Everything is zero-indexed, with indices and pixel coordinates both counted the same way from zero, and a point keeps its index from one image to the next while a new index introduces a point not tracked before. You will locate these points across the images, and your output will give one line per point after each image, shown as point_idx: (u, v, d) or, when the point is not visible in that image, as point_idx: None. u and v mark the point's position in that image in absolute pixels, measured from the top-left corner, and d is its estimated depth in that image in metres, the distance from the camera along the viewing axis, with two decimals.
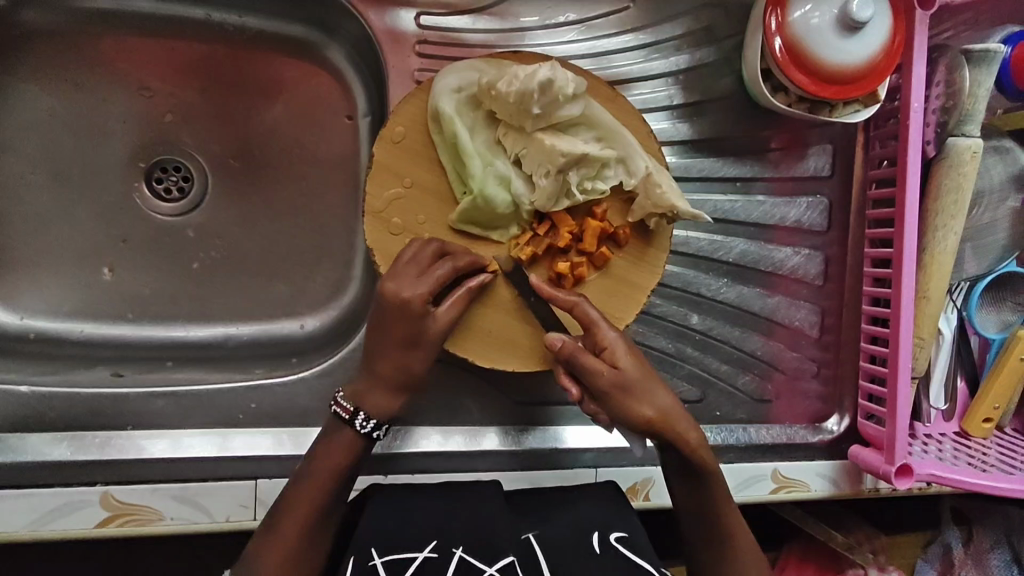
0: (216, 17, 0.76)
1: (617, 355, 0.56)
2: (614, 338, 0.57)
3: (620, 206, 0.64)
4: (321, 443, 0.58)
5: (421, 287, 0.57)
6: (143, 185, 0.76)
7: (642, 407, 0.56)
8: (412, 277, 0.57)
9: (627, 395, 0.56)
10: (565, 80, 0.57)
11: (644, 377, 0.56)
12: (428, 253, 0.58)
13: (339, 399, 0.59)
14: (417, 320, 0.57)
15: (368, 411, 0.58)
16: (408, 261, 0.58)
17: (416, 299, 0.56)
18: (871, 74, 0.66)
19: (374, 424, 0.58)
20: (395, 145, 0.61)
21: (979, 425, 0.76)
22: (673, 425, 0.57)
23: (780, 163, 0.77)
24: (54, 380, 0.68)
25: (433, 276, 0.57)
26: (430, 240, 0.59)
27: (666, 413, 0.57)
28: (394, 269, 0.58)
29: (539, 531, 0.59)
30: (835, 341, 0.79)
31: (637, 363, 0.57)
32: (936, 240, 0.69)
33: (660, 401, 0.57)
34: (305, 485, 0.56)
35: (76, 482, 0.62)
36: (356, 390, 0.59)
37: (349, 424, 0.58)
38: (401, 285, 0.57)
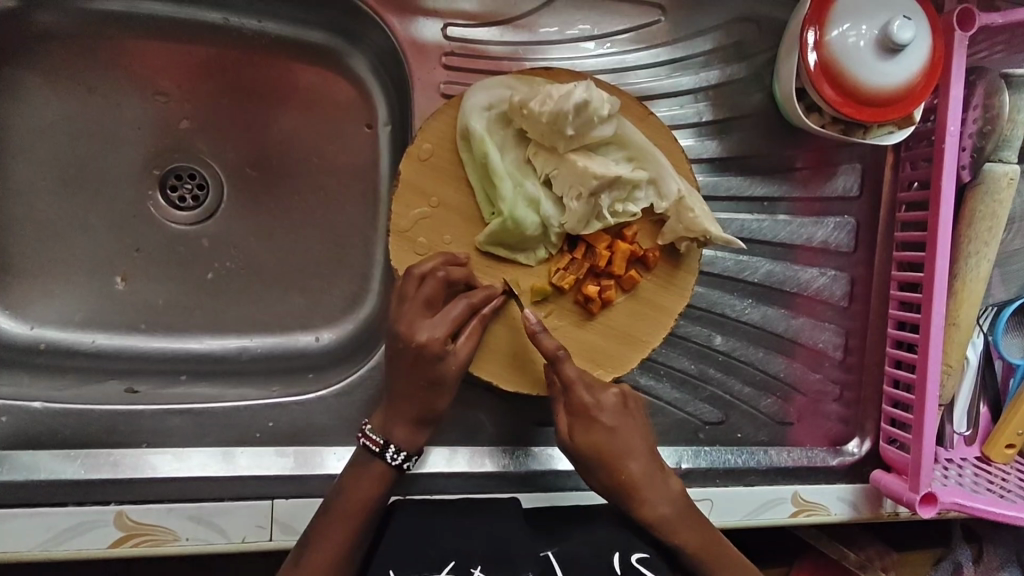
0: (234, 21, 0.74)
1: (582, 425, 0.56)
2: (588, 402, 0.56)
3: (650, 228, 0.62)
4: (348, 472, 0.58)
5: (436, 329, 0.55)
6: (157, 193, 0.74)
7: (601, 476, 0.57)
8: (428, 318, 0.55)
9: (590, 460, 0.56)
10: (600, 101, 0.56)
11: (609, 449, 0.56)
12: (438, 291, 0.56)
13: (367, 431, 0.59)
14: (436, 361, 0.55)
15: (398, 442, 0.58)
16: (421, 297, 0.55)
17: (432, 342, 0.55)
18: (908, 97, 0.65)
19: (405, 455, 0.58)
20: (423, 163, 0.60)
21: (1002, 452, 0.75)
22: (637, 497, 0.57)
23: (808, 183, 0.76)
24: (66, 395, 0.66)
25: (447, 317, 0.56)
26: (438, 275, 0.56)
27: (628, 486, 0.56)
28: (404, 309, 0.55)
29: (558, 548, 0.58)
30: (858, 363, 0.78)
31: (606, 433, 0.56)
32: (969, 266, 0.69)
33: (625, 472, 0.56)
34: (338, 503, 0.56)
35: (90, 501, 0.61)
36: (384, 422, 0.58)
37: (378, 456, 0.58)
38: (417, 329, 0.55)
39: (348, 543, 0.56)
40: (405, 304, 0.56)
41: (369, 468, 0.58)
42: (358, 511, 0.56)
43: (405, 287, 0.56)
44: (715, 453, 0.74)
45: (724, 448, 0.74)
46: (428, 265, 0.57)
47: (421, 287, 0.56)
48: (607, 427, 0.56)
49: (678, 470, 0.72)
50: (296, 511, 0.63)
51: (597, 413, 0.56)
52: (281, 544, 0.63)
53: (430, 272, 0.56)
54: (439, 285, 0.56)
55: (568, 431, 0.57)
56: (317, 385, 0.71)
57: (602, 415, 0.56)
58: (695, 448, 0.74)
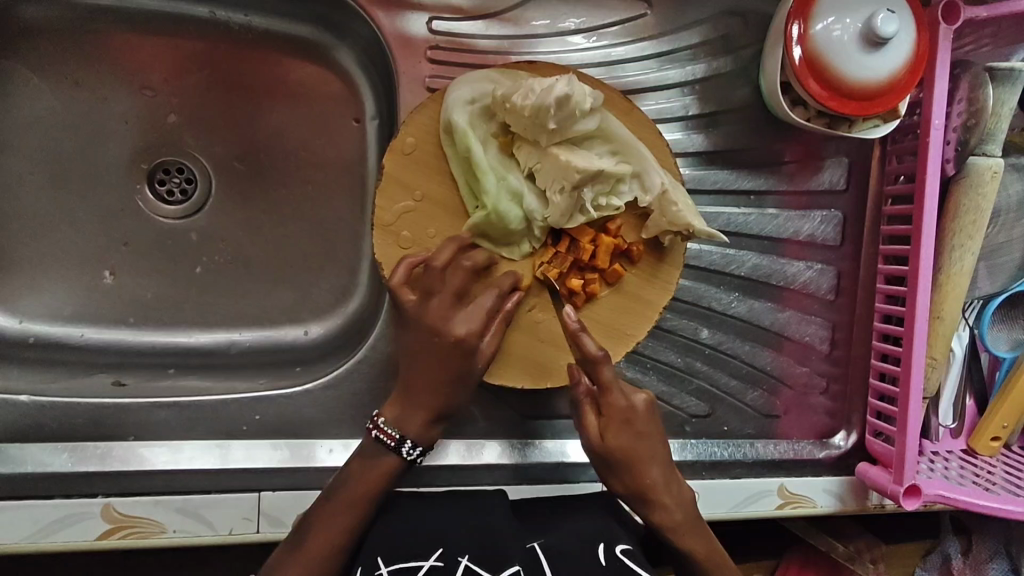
0: (220, 15, 0.74)
1: (611, 428, 0.56)
2: (623, 406, 0.57)
3: (634, 221, 0.62)
4: (359, 462, 0.57)
5: (472, 322, 0.57)
6: (145, 187, 0.74)
7: (623, 478, 0.57)
8: (461, 310, 0.57)
9: (613, 462, 0.56)
10: (582, 95, 0.56)
11: (634, 454, 0.56)
12: (466, 281, 0.57)
13: (381, 424, 0.58)
14: (468, 355, 0.57)
15: (414, 438, 0.57)
16: (451, 289, 0.57)
17: (468, 335, 0.56)
18: (892, 92, 0.65)
19: (420, 450, 0.58)
20: (406, 157, 0.60)
21: (987, 444, 0.76)
22: (654, 502, 0.56)
23: (795, 177, 0.76)
24: (54, 388, 0.67)
25: (481, 308, 0.57)
26: (466, 265, 0.57)
27: (648, 491, 0.56)
28: (435, 303, 0.56)
29: (544, 540, 0.57)
30: (845, 357, 0.78)
31: (634, 436, 0.56)
32: (952, 259, 0.69)
33: (648, 477, 0.56)
34: (331, 497, 0.57)
35: (77, 494, 0.61)
36: (399, 414, 0.58)
37: (394, 451, 0.57)
38: (451, 322, 0.56)
39: (340, 535, 0.55)
40: (433, 297, 0.56)
41: (356, 461, 0.57)
42: (350, 505, 0.56)
43: (430, 279, 0.56)
44: (701, 446, 0.74)
45: (710, 441, 0.75)
46: (448, 254, 0.57)
47: (449, 278, 0.57)
48: (637, 430, 0.56)
49: None
50: (282, 504, 0.64)
51: (630, 416, 0.57)
52: (268, 536, 0.63)
53: (456, 262, 0.58)
54: (467, 276, 0.57)
55: (599, 432, 0.57)
56: (305, 378, 0.71)
57: (634, 418, 0.57)
58: (682, 441, 0.74)
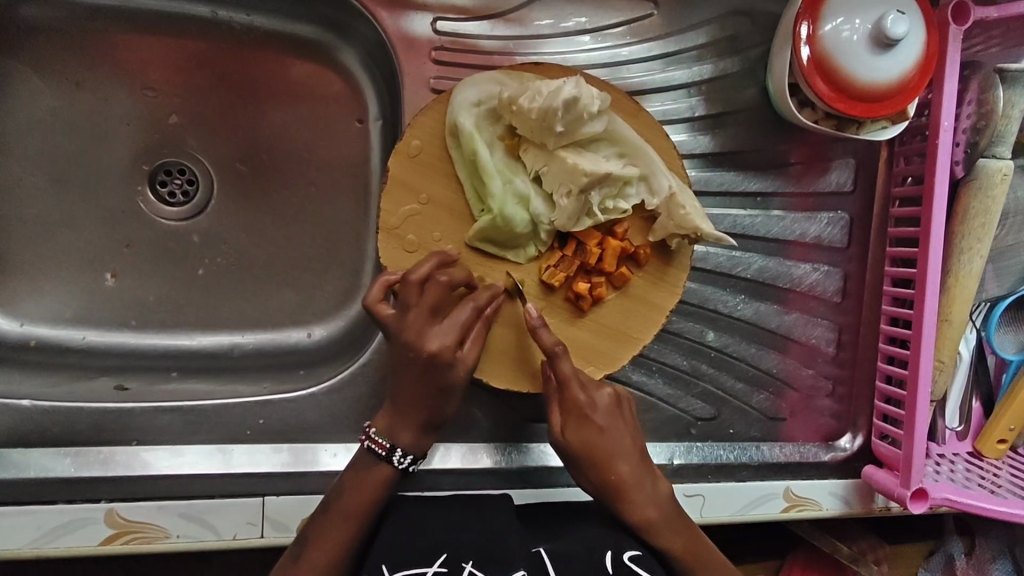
0: (222, 15, 0.73)
1: (571, 423, 0.57)
2: (583, 400, 0.57)
3: (641, 224, 0.62)
4: (352, 473, 0.57)
5: (446, 335, 0.55)
6: (147, 189, 0.74)
7: (591, 474, 0.57)
8: (436, 324, 0.55)
9: (578, 457, 0.57)
10: (590, 97, 0.55)
11: (597, 449, 0.56)
12: (442, 295, 0.56)
13: (371, 434, 0.58)
14: (447, 369, 0.55)
15: (405, 447, 0.57)
16: (425, 304, 0.55)
17: (443, 349, 0.55)
18: (901, 93, 0.64)
19: (411, 459, 0.57)
20: (412, 160, 0.59)
21: (993, 446, 0.75)
22: (624, 498, 0.56)
23: (801, 178, 0.76)
24: (56, 392, 0.66)
25: (456, 321, 0.56)
26: (440, 279, 0.56)
27: (615, 485, 0.56)
28: (410, 317, 0.55)
29: (551, 545, 0.57)
30: (851, 359, 0.78)
31: (599, 429, 0.57)
32: (962, 262, 0.69)
33: (614, 471, 0.56)
34: (338, 503, 0.56)
35: (81, 499, 0.61)
36: (390, 424, 0.57)
37: (385, 459, 0.57)
38: (426, 338, 0.55)
39: (346, 540, 0.55)
40: (408, 312, 0.55)
41: (362, 467, 0.57)
42: (356, 513, 0.56)
43: (406, 295, 0.55)
44: (707, 449, 0.74)
45: (715, 444, 0.74)
46: (425, 269, 0.56)
47: (423, 293, 0.55)
48: (599, 426, 0.57)
49: (670, 466, 0.72)
50: (287, 509, 0.63)
51: (591, 411, 0.57)
52: (273, 541, 0.63)
53: (432, 276, 0.56)
54: (441, 290, 0.56)
55: (562, 427, 0.57)
56: (308, 382, 0.71)
57: (595, 414, 0.57)
58: (687, 444, 0.73)
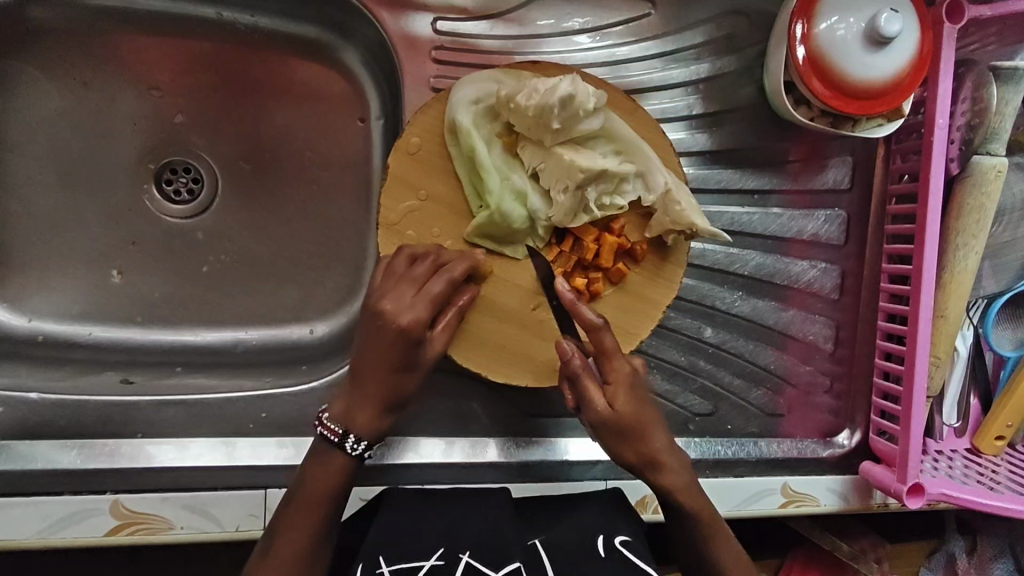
0: (227, 16, 0.74)
1: (618, 395, 0.54)
2: (625, 371, 0.55)
3: (638, 220, 0.63)
4: (309, 461, 0.56)
5: (418, 308, 0.54)
6: (153, 187, 0.75)
7: (633, 449, 0.55)
8: (408, 297, 0.54)
9: (609, 434, 0.54)
10: (586, 95, 0.56)
11: (633, 428, 0.54)
12: (425, 269, 0.56)
13: (326, 421, 0.56)
14: (413, 344, 0.54)
15: (358, 432, 0.55)
16: (404, 278, 0.55)
17: (416, 324, 0.53)
18: (896, 91, 0.65)
19: (365, 445, 0.56)
20: (411, 157, 0.60)
21: (991, 443, 0.76)
22: (660, 469, 0.56)
23: (799, 175, 0.76)
24: (64, 386, 0.67)
25: (429, 295, 0.54)
26: (426, 255, 0.56)
27: (654, 456, 0.56)
28: (390, 285, 0.55)
29: (546, 536, 0.58)
30: (849, 355, 0.78)
31: (637, 403, 0.55)
32: (957, 258, 0.69)
33: (651, 444, 0.55)
34: (301, 493, 0.55)
35: (87, 490, 0.62)
36: (345, 408, 0.56)
37: (337, 445, 0.56)
38: (398, 309, 0.53)
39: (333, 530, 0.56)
40: (386, 284, 0.55)
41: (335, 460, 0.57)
42: (323, 499, 0.55)
43: (393, 265, 0.56)
44: (705, 444, 0.74)
45: (713, 439, 0.75)
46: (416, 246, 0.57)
47: (410, 267, 0.56)
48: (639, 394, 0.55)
49: None
50: None
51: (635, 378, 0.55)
52: None
53: (422, 255, 0.57)
54: (427, 267, 0.56)
55: (608, 402, 0.54)
56: (310, 377, 0.72)
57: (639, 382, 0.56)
58: (686, 439, 0.74)
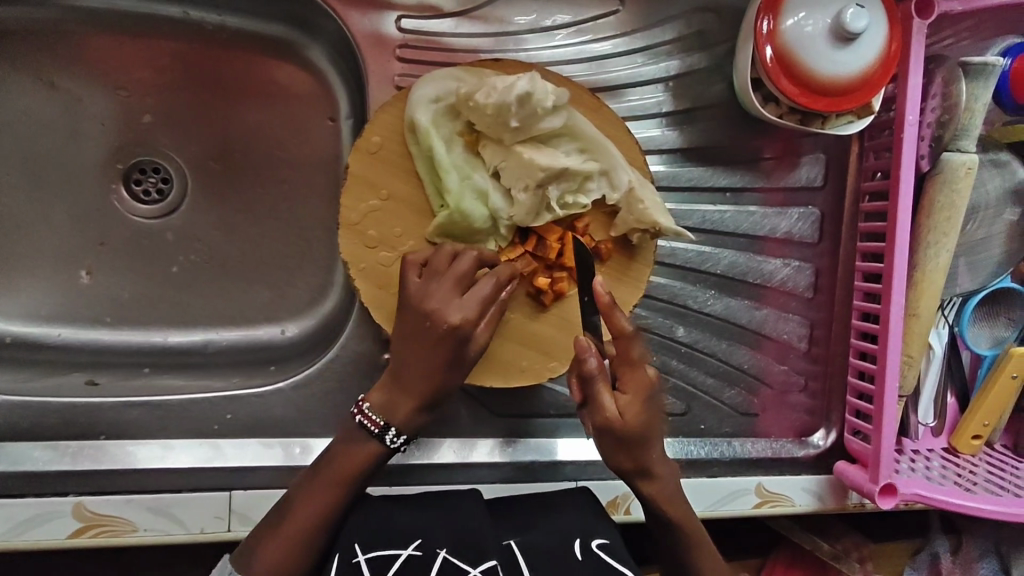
0: (194, 15, 0.74)
1: (630, 406, 0.50)
2: (644, 381, 0.51)
3: (603, 219, 0.62)
4: (342, 445, 0.56)
5: (468, 307, 0.55)
6: (121, 187, 0.75)
7: (630, 456, 0.52)
8: (457, 297, 0.55)
9: (610, 441, 0.51)
10: (544, 92, 0.55)
11: (638, 440, 0.51)
12: (471, 269, 0.56)
13: (366, 410, 0.56)
14: (463, 342, 0.55)
15: (399, 426, 0.56)
16: (450, 275, 0.56)
17: (465, 322, 0.55)
18: (865, 87, 0.64)
19: (404, 439, 0.56)
20: (372, 157, 0.60)
21: (968, 443, 0.75)
22: (653, 475, 0.54)
23: (772, 173, 0.76)
24: (29, 388, 0.67)
25: (478, 296, 0.55)
26: (472, 255, 0.57)
27: (649, 465, 0.54)
28: (438, 284, 0.55)
29: (521, 538, 0.57)
30: (824, 354, 0.78)
31: (648, 415, 0.51)
32: (929, 256, 0.68)
33: (651, 453, 0.53)
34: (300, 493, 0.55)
35: (50, 492, 0.61)
36: (386, 400, 0.56)
37: (377, 437, 0.56)
38: (452, 309, 0.54)
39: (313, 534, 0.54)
40: (431, 281, 0.56)
41: (351, 444, 0.56)
42: (310, 501, 0.55)
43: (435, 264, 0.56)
44: (677, 445, 0.74)
45: (686, 440, 0.75)
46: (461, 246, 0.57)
47: (453, 265, 0.56)
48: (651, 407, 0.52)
49: None
50: (255, 503, 0.64)
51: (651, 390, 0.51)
52: (240, 535, 0.64)
53: (463, 254, 0.57)
54: (470, 265, 0.56)
55: (619, 410, 0.50)
56: (278, 377, 0.72)
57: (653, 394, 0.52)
58: None
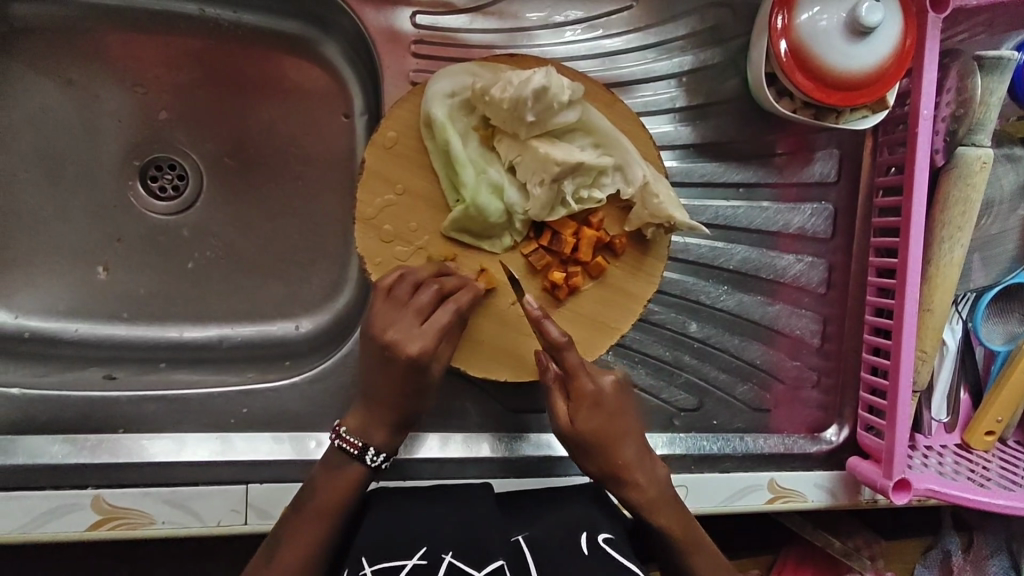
0: (209, 12, 0.74)
1: (579, 410, 0.56)
2: (591, 387, 0.56)
3: (618, 214, 0.62)
4: (323, 472, 0.57)
5: (426, 339, 0.55)
6: (137, 184, 0.75)
7: (596, 460, 0.56)
8: (415, 327, 0.56)
9: (574, 448, 0.57)
10: (559, 87, 0.56)
11: (595, 443, 0.56)
12: (433, 299, 0.57)
13: (343, 434, 0.58)
14: (422, 371, 0.56)
15: (378, 445, 0.58)
16: (411, 306, 0.56)
17: (421, 353, 0.55)
18: (879, 82, 0.64)
19: (384, 457, 0.58)
20: (387, 152, 0.60)
21: (981, 438, 0.75)
22: (630, 480, 0.56)
23: (785, 169, 0.76)
24: (48, 382, 0.68)
25: (438, 326, 0.56)
26: (434, 285, 0.57)
27: (622, 471, 0.56)
28: (397, 315, 0.56)
29: (530, 533, 0.58)
30: (837, 350, 0.78)
31: (599, 419, 0.56)
32: (942, 251, 0.68)
33: (618, 458, 0.56)
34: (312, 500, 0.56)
35: (69, 485, 0.62)
36: (361, 423, 0.58)
37: (358, 458, 0.57)
38: (409, 341, 0.55)
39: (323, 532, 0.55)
40: (392, 312, 0.56)
41: (331, 468, 0.57)
42: (321, 504, 0.56)
43: (398, 293, 0.56)
44: (690, 439, 0.74)
45: (699, 435, 0.75)
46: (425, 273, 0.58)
47: (416, 294, 0.56)
48: (605, 410, 0.56)
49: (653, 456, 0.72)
50: (272, 496, 0.64)
51: (599, 396, 0.56)
52: (257, 528, 0.64)
53: (426, 282, 0.57)
54: (433, 296, 0.57)
55: (569, 414, 0.56)
56: (293, 372, 0.72)
57: (603, 399, 0.56)
58: (671, 435, 0.74)
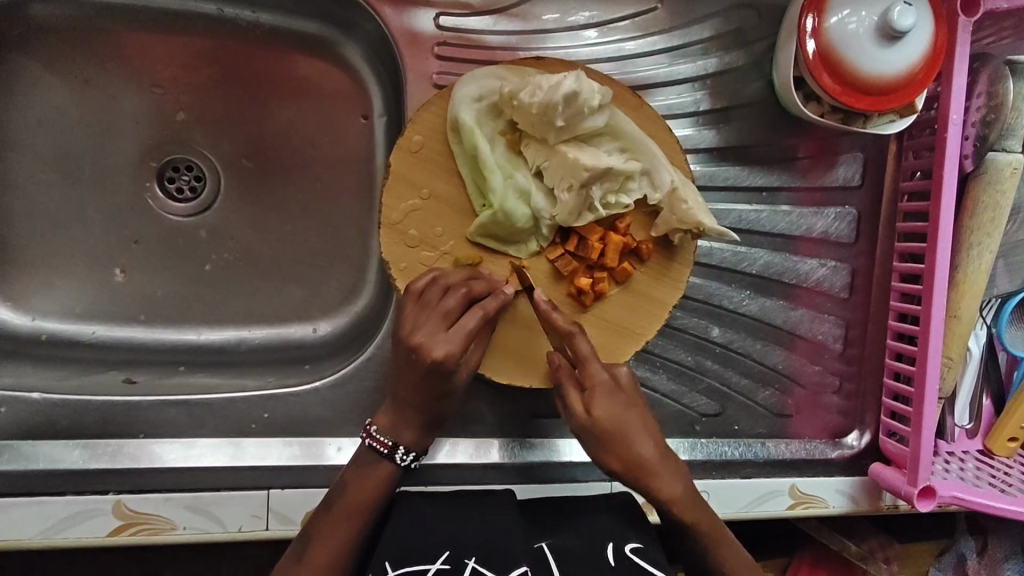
0: (228, 12, 0.73)
1: (595, 400, 0.54)
2: (603, 376, 0.54)
3: (644, 219, 0.62)
4: (353, 470, 0.58)
5: (452, 343, 0.54)
6: (155, 185, 0.75)
7: (614, 454, 0.54)
8: (442, 331, 0.55)
9: (592, 442, 0.54)
10: (590, 92, 0.55)
11: (614, 433, 0.53)
12: (460, 304, 0.56)
13: (373, 432, 0.59)
14: (447, 376, 0.55)
15: (407, 445, 0.58)
16: (437, 310, 0.55)
17: (447, 357, 0.54)
18: (908, 86, 0.63)
19: (413, 456, 0.59)
20: (413, 156, 0.59)
21: (1004, 445, 0.74)
22: (650, 476, 0.54)
23: (809, 173, 0.75)
24: (67, 386, 0.67)
25: (464, 330, 0.55)
26: (461, 289, 0.56)
27: (642, 465, 0.54)
28: (423, 318, 0.55)
29: (554, 540, 0.56)
30: (859, 355, 0.77)
31: (615, 408, 0.54)
32: (970, 258, 0.68)
33: (638, 451, 0.54)
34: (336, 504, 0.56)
35: (89, 491, 0.62)
36: (391, 423, 0.59)
37: (388, 457, 0.58)
38: (434, 344, 0.54)
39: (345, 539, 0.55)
40: (419, 315, 0.55)
41: (363, 467, 0.58)
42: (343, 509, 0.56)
43: (427, 296, 0.56)
44: (711, 445, 0.73)
45: (720, 440, 0.74)
46: (453, 278, 0.57)
47: (443, 299, 0.56)
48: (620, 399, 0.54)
49: None
50: (293, 502, 0.64)
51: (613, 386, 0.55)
52: (278, 533, 0.64)
53: (454, 286, 0.56)
54: (460, 301, 0.56)
55: (583, 405, 0.54)
56: (313, 376, 0.72)
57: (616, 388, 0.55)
58: (692, 440, 0.73)
